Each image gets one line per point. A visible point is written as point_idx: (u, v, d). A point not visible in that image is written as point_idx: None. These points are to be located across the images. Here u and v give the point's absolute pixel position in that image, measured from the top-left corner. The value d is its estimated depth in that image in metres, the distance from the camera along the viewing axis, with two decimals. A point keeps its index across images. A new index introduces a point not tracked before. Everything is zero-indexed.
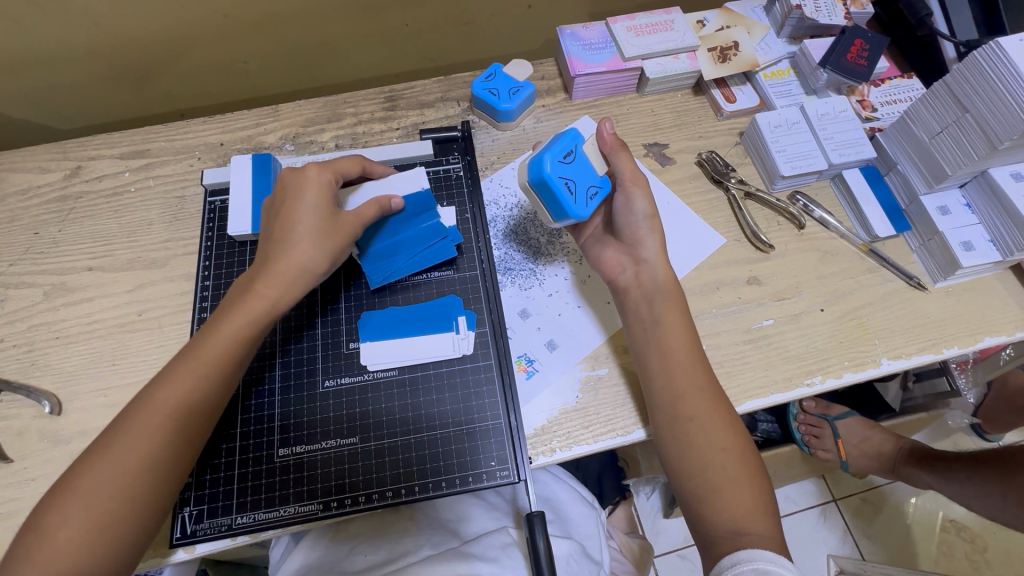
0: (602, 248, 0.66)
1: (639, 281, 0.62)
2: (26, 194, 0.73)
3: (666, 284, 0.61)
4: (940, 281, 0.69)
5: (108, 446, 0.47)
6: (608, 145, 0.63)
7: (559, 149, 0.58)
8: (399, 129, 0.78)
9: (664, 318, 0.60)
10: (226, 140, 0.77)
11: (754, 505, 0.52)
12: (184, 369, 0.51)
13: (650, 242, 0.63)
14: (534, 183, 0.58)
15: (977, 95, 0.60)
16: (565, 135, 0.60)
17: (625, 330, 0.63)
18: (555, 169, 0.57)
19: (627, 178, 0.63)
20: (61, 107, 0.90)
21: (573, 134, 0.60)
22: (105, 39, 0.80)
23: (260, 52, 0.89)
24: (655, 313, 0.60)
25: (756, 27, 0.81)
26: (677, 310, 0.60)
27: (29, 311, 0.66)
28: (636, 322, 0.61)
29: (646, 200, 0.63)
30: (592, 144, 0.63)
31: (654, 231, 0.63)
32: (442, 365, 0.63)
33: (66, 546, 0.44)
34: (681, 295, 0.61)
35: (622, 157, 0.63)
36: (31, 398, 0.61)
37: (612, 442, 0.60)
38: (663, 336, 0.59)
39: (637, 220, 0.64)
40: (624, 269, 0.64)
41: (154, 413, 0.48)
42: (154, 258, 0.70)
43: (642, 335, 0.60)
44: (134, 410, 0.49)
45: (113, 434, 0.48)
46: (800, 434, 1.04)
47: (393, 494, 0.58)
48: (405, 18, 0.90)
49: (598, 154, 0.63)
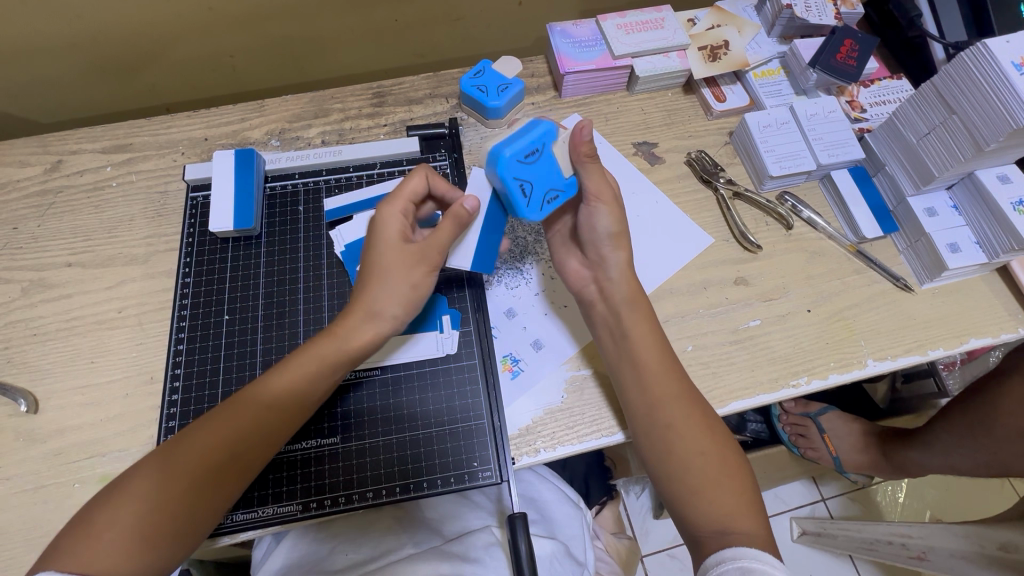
0: (567, 257, 0.65)
1: (604, 296, 0.61)
2: (5, 188, 0.71)
3: (632, 299, 0.60)
4: (926, 282, 0.69)
5: (174, 453, 0.48)
6: (579, 154, 0.57)
7: (519, 146, 0.55)
8: (387, 126, 0.77)
9: (633, 329, 0.59)
10: (211, 136, 0.76)
11: (738, 505, 0.52)
12: (271, 391, 0.52)
13: (615, 260, 0.61)
14: (492, 176, 0.57)
15: (964, 97, 0.60)
16: (538, 130, 0.56)
17: (595, 343, 0.62)
18: (512, 166, 0.55)
19: (591, 194, 0.59)
20: (43, 100, 0.88)
21: (545, 130, 0.56)
22: (88, 33, 0.78)
23: (247, 46, 0.88)
24: (625, 326, 0.59)
25: (747, 26, 0.80)
26: (645, 320, 0.59)
27: (7, 308, 0.65)
28: (607, 332, 0.61)
29: (611, 218, 0.60)
30: (563, 144, 0.57)
31: (620, 248, 0.61)
32: (425, 364, 0.63)
33: (118, 531, 0.44)
34: (648, 304, 0.61)
35: (591, 170, 0.58)
36: (8, 396, 0.60)
37: (595, 442, 0.60)
38: (635, 348, 0.58)
39: (598, 237, 0.61)
40: (587, 284, 0.63)
41: (234, 419, 0.50)
42: (136, 254, 0.69)
43: (613, 346, 0.60)
44: (208, 421, 0.50)
45: (182, 441, 0.49)
46: (787, 435, 1.05)
47: (374, 495, 0.57)
48: (395, 14, 0.89)
49: (568, 159, 0.58)
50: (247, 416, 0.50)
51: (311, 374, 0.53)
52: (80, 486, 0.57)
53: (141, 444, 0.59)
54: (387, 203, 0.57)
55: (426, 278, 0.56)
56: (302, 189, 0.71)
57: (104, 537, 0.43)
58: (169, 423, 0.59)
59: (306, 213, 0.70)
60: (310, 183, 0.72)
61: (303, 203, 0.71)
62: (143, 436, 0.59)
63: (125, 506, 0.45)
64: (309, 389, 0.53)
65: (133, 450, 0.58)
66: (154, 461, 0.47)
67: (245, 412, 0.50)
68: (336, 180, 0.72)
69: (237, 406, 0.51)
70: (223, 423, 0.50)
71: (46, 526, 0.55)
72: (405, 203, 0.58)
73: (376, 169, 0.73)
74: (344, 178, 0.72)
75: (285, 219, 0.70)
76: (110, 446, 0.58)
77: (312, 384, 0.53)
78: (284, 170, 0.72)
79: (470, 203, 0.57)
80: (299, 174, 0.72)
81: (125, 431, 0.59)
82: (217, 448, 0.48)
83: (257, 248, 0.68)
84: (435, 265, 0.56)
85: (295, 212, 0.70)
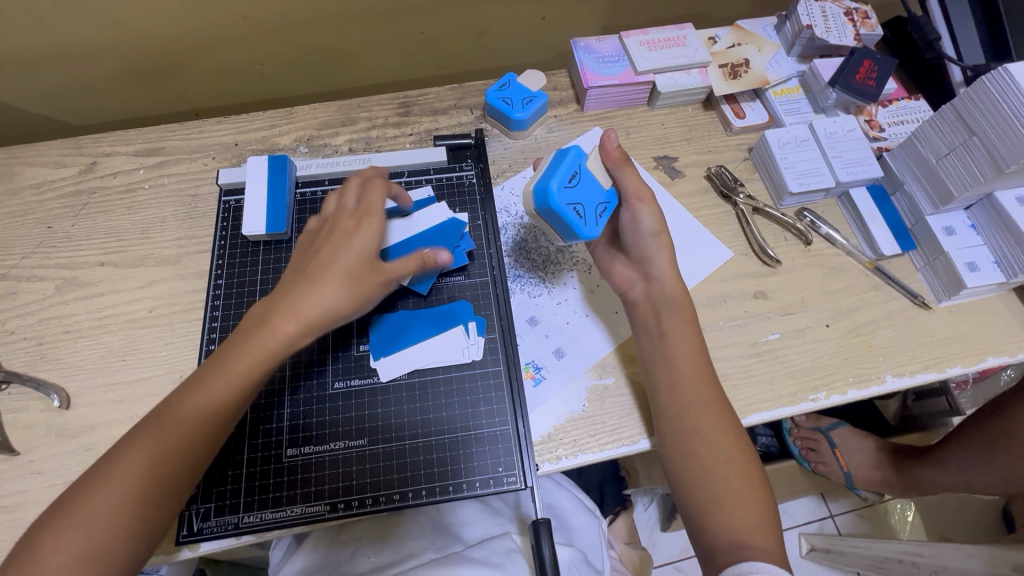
0: (612, 262, 0.67)
1: (648, 295, 0.63)
2: (40, 188, 0.73)
3: (677, 298, 0.62)
4: (944, 300, 0.70)
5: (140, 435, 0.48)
6: (612, 159, 0.63)
7: (562, 173, 0.58)
8: (412, 135, 0.79)
9: (672, 330, 0.60)
10: (241, 141, 0.78)
11: (756, 519, 0.53)
12: (236, 361, 0.51)
13: (659, 259, 0.63)
14: (540, 210, 0.58)
15: (985, 119, 0.61)
16: (568, 156, 0.60)
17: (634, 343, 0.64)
18: (562, 195, 0.58)
19: (633, 195, 0.63)
20: (79, 104, 0.91)
21: (574, 155, 0.60)
22: (124, 39, 0.81)
23: (277, 56, 0.91)
24: (663, 326, 0.61)
25: (767, 45, 0.82)
26: (685, 323, 0.60)
27: (41, 304, 0.66)
28: (645, 333, 0.62)
29: (653, 217, 0.63)
30: (595, 160, 0.63)
31: (663, 248, 0.63)
32: (450, 370, 0.64)
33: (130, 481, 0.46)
34: (690, 308, 0.62)
35: (627, 172, 0.63)
36: (40, 391, 0.61)
37: (616, 451, 0.61)
38: (674, 347, 0.59)
39: (643, 238, 0.64)
40: (633, 285, 0.64)
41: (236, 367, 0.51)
42: (167, 255, 0.70)
43: (651, 347, 0.61)
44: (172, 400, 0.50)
45: (150, 420, 0.49)
46: (798, 449, 1.03)
47: (399, 497, 0.58)
48: (422, 27, 0.92)
49: (603, 170, 0.63)
50: (216, 382, 0.50)
51: (276, 315, 0.52)
52: None
53: None
54: (376, 185, 0.61)
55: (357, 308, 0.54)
56: (330, 195, 0.73)
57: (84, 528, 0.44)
58: None
59: None
60: (339, 190, 0.74)
61: None
62: None
63: (98, 495, 0.45)
64: (276, 348, 0.52)
65: None
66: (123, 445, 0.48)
67: (210, 384, 0.50)
68: None
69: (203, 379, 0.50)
70: (191, 399, 0.49)
71: None
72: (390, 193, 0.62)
73: (403, 177, 0.75)
74: None
75: None
76: None
77: (283, 328, 0.52)
78: (313, 177, 0.73)
79: (443, 256, 0.59)
80: (328, 181, 0.74)
81: None
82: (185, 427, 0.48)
83: (286, 252, 0.70)
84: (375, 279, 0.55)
85: None
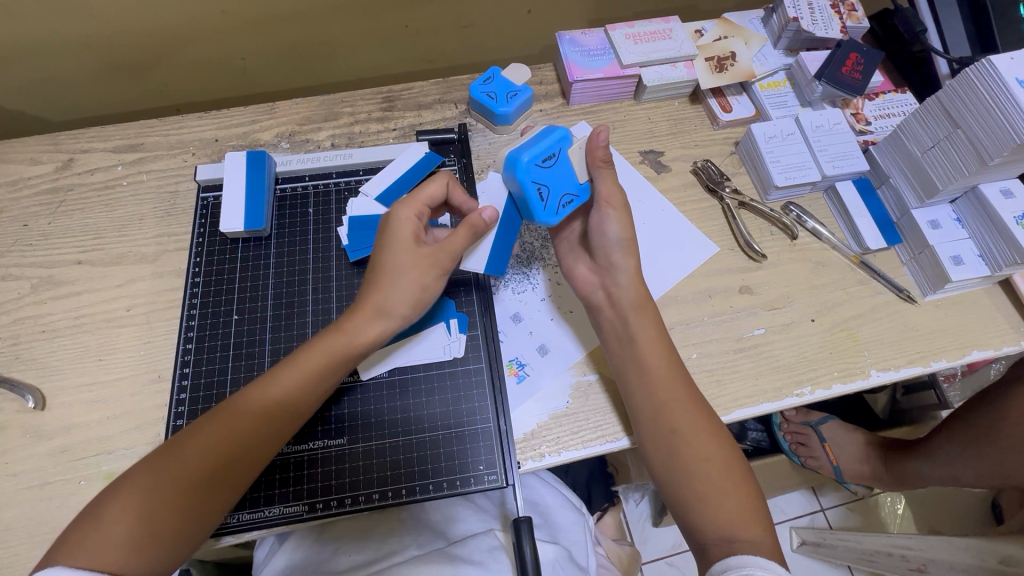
0: (575, 262, 0.66)
1: (611, 300, 0.62)
2: (16, 185, 0.72)
3: (642, 304, 0.61)
4: (929, 294, 0.70)
5: (233, 409, 0.50)
6: (593, 158, 0.60)
7: (538, 149, 0.57)
8: (396, 130, 0.78)
9: (640, 334, 0.59)
10: (221, 137, 0.77)
11: (740, 512, 0.52)
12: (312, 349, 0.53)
13: (625, 267, 0.62)
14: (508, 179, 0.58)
15: (969, 111, 0.61)
16: (551, 135, 0.59)
17: (603, 348, 0.63)
18: (530, 170, 0.57)
19: (604, 198, 0.62)
20: (58, 99, 0.89)
21: (557, 136, 0.59)
22: (102, 32, 0.79)
23: (259, 50, 0.90)
24: (630, 330, 0.60)
25: (753, 38, 0.81)
26: (652, 324, 0.60)
27: (16, 304, 0.65)
28: (612, 336, 0.61)
29: (620, 225, 0.62)
30: (579, 149, 0.60)
31: (630, 255, 0.62)
32: (432, 367, 0.63)
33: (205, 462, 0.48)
34: (655, 309, 0.61)
35: (603, 175, 0.61)
36: (15, 392, 0.60)
37: (599, 448, 0.60)
38: (644, 350, 0.59)
39: (609, 243, 0.62)
40: (596, 289, 0.64)
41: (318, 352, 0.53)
42: (145, 253, 0.69)
43: (619, 350, 0.60)
44: (257, 386, 0.52)
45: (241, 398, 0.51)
46: (787, 443, 1.03)
47: (380, 497, 0.57)
48: (406, 20, 0.90)
49: (582, 163, 0.61)
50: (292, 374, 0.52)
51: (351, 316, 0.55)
52: (86, 484, 0.57)
53: (149, 442, 0.59)
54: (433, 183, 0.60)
55: (435, 280, 0.56)
56: (311, 191, 0.72)
57: (159, 490, 0.46)
58: (177, 421, 0.60)
59: (315, 216, 0.71)
60: (320, 185, 0.73)
61: (313, 205, 0.72)
62: (150, 434, 0.59)
63: (171, 468, 0.47)
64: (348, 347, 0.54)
65: (139, 449, 0.59)
66: (208, 424, 0.50)
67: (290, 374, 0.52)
68: (345, 183, 0.73)
69: (285, 367, 0.53)
70: (273, 387, 0.52)
71: (51, 523, 0.55)
72: (421, 208, 0.58)
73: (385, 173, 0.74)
74: (354, 181, 0.73)
75: (295, 219, 0.71)
76: (117, 443, 0.59)
77: (372, 334, 0.55)
78: (293, 173, 0.72)
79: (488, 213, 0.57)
80: (309, 177, 0.73)
81: (132, 429, 0.59)
82: (268, 416, 0.51)
83: (267, 249, 0.69)
84: (446, 264, 0.56)
85: (304, 212, 0.71)
